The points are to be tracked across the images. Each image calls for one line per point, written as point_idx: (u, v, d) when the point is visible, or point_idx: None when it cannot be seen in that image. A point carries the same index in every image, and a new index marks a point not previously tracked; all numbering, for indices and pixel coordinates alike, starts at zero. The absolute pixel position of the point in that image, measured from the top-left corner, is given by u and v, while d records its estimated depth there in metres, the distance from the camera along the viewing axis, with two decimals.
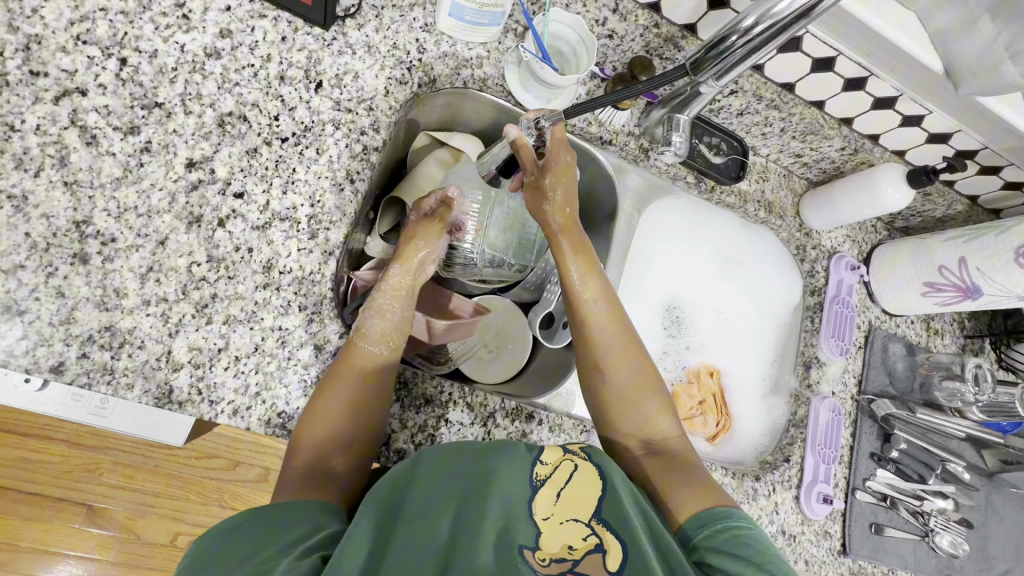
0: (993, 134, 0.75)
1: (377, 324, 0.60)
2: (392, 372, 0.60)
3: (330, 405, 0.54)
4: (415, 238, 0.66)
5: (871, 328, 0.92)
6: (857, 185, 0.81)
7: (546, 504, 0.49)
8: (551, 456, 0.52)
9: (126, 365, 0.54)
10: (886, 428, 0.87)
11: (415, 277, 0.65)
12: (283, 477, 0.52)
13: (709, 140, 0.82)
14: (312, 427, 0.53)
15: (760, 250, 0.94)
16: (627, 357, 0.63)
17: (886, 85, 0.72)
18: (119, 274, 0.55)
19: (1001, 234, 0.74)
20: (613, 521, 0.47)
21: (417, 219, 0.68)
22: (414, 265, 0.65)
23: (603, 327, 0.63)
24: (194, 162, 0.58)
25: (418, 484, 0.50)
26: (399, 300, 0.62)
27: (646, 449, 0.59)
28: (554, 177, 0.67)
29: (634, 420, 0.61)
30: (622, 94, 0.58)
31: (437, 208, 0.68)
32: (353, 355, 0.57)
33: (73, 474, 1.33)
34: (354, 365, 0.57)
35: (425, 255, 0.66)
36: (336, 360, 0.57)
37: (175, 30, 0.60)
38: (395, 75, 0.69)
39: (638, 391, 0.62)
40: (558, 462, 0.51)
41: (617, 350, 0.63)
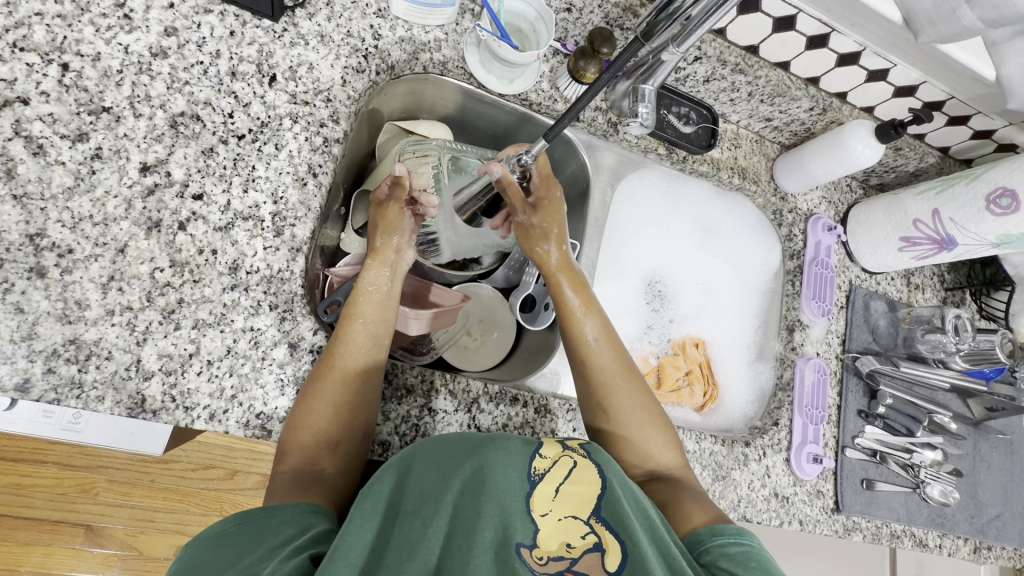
0: (959, 83, 0.75)
1: (359, 326, 0.59)
2: (376, 366, 0.59)
3: (315, 409, 0.54)
4: (382, 226, 0.66)
5: (852, 286, 0.92)
6: (826, 145, 0.81)
7: (546, 498, 0.48)
8: (551, 450, 0.51)
9: (94, 378, 0.53)
10: (872, 385, 0.88)
11: (393, 258, 0.66)
12: (272, 483, 0.52)
13: (678, 110, 0.82)
14: (299, 431, 0.54)
15: (740, 221, 0.93)
16: (627, 391, 0.63)
17: (849, 40, 0.72)
18: (80, 286, 0.53)
19: (972, 182, 0.74)
20: (613, 520, 0.47)
21: (375, 211, 0.68)
22: (388, 249, 0.66)
23: (599, 364, 0.64)
24: (148, 166, 0.57)
25: (413, 481, 0.48)
26: (377, 294, 0.62)
27: (649, 479, 0.60)
28: (546, 216, 0.71)
29: (636, 452, 0.61)
30: (591, 92, 0.57)
31: (392, 193, 0.67)
32: (334, 358, 0.57)
33: (69, 496, 1.32)
34: (339, 366, 0.56)
35: (397, 236, 0.67)
36: (320, 364, 0.57)
37: (117, 31, 0.58)
38: (351, 63, 0.67)
39: (641, 424, 0.62)
40: (558, 456, 0.51)
41: (619, 386, 0.63)
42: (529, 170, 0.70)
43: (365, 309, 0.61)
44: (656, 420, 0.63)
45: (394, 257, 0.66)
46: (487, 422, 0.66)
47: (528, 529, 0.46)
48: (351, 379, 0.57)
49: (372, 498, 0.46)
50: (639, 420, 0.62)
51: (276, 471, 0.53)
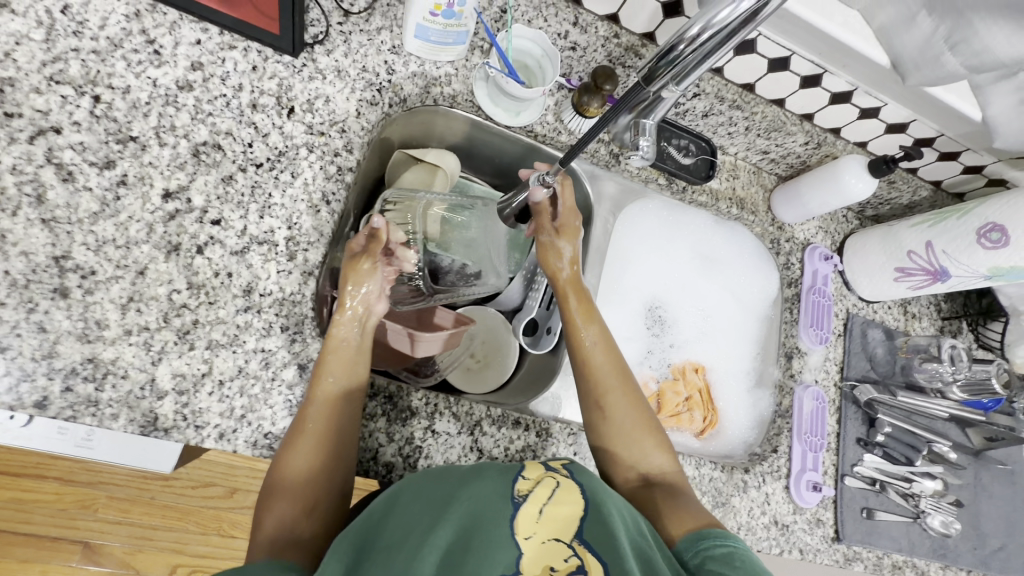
0: (947, 122, 0.78)
1: (331, 359, 0.58)
2: (353, 416, 0.58)
3: (289, 471, 0.54)
4: (351, 279, 0.62)
5: (849, 314, 0.94)
6: (821, 177, 0.84)
7: (529, 520, 0.48)
8: (533, 473, 0.53)
9: (109, 397, 0.54)
10: (870, 413, 0.89)
11: (364, 313, 0.62)
12: (252, 545, 0.51)
13: (678, 142, 0.85)
14: (275, 495, 0.53)
15: (736, 249, 0.95)
16: (622, 392, 0.65)
17: (841, 80, 0.75)
18: (101, 306, 0.55)
19: (964, 217, 0.76)
20: (594, 540, 0.47)
21: (347, 262, 0.63)
22: (359, 303, 0.62)
23: (596, 365, 0.66)
24: (170, 193, 0.60)
25: (396, 513, 0.51)
26: (348, 349, 0.59)
27: (641, 481, 0.61)
28: (567, 240, 0.75)
29: (630, 451, 0.63)
30: (596, 130, 0.59)
31: (367, 245, 0.63)
32: (306, 418, 0.56)
33: (69, 512, 1.32)
34: (311, 427, 0.55)
35: (368, 290, 0.63)
36: (292, 426, 0.56)
37: (147, 66, 0.61)
38: (366, 97, 0.71)
39: (635, 427, 0.64)
40: (540, 479, 0.52)
41: (616, 390, 0.65)
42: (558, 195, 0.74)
43: (333, 367, 0.58)
44: (648, 423, 0.64)
45: (365, 313, 0.62)
46: (489, 445, 0.67)
47: (510, 556, 0.45)
48: (324, 440, 0.55)
49: (347, 539, 0.48)
50: (634, 420, 0.64)
51: (254, 533, 0.52)
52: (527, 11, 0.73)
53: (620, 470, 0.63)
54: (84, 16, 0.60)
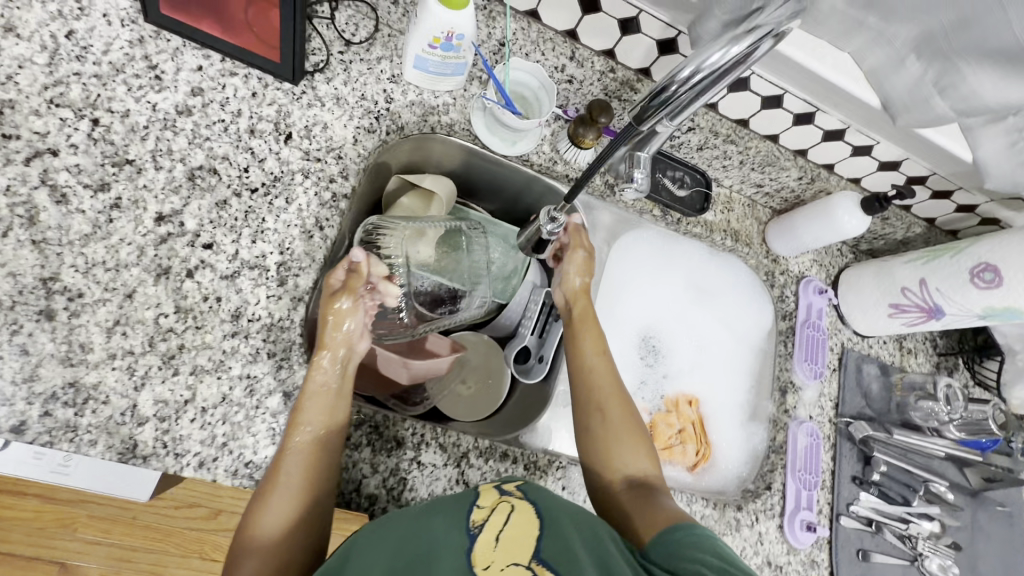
0: (939, 161, 0.79)
1: (307, 405, 0.57)
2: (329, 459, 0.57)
3: (261, 527, 0.51)
4: (331, 320, 0.60)
5: (844, 349, 0.93)
6: (814, 212, 0.84)
7: (486, 547, 0.48)
8: (488, 500, 0.54)
9: (88, 422, 0.53)
10: (866, 451, 0.88)
11: (345, 352, 0.61)
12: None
13: (673, 174, 0.86)
14: (245, 557, 0.50)
15: (731, 280, 0.95)
16: (616, 394, 0.66)
17: (833, 118, 0.76)
18: (86, 329, 0.55)
19: (955, 256, 0.77)
20: (554, 557, 0.48)
21: (325, 299, 0.61)
22: (340, 342, 0.61)
23: (593, 367, 0.68)
24: (163, 217, 0.60)
25: (354, 563, 0.47)
26: (326, 391, 0.58)
27: (625, 483, 0.61)
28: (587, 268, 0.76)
29: (620, 452, 0.63)
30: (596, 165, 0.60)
31: (346, 280, 0.63)
32: (278, 467, 0.54)
33: (47, 531, 1.29)
34: (285, 478, 0.54)
35: (350, 329, 0.62)
36: (264, 476, 0.54)
37: (147, 91, 0.62)
38: (363, 124, 0.71)
39: (625, 431, 0.64)
40: (495, 504, 0.53)
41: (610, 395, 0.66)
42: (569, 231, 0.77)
43: (309, 413, 0.57)
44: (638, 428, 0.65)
45: (347, 353, 0.61)
46: (476, 478, 0.66)
47: None
48: (299, 491, 0.53)
49: None
50: (625, 422, 0.64)
51: None
52: (525, 44, 0.74)
53: (605, 470, 0.63)
54: (87, 41, 0.61)
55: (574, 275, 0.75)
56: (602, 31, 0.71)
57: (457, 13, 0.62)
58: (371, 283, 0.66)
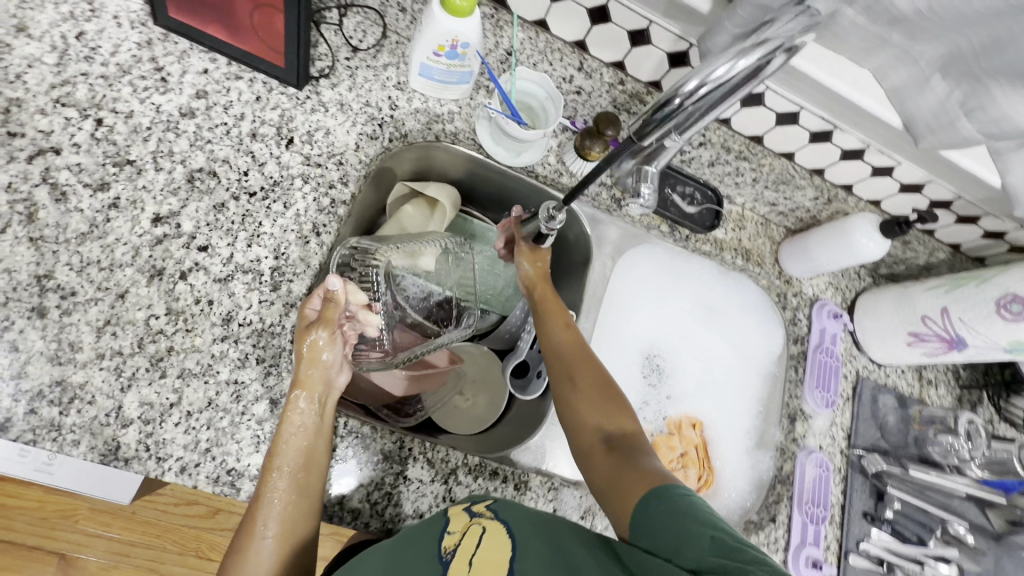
0: (965, 185, 0.75)
1: (283, 449, 0.55)
2: (310, 503, 0.56)
3: None
4: (305, 358, 0.57)
5: (859, 378, 0.89)
6: (830, 234, 0.81)
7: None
8: (458, 524, 0.53)
9: (73, 422, 0.53)
10: (879, 486, 0.83)
11: (323, 390, 0.59)
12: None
13: (683, 190, 0.83)
14: None
15: (740, 301, 0.91)
16: (586, 362, 0.66)
17: (853, 137, 0.73)
18: (76, 328, 0.55)
19: (980, 285, 0.73)
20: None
21: (300, 330, 0.58)
22: (318, 379, 0.58)
23: (557, 338, 0.69)
24: (160, 218, 0.60)
25: None
26: (303, 433, 0.56)
27: (607, 447, 0.59)
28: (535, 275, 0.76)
29: (596, 415, 0.61)
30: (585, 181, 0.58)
31: (322, 311, 0.59)
32: (251, 514, 0.53)
33: (50, 522, 1.30)
34: (262, 527, 0.53)
35: (328, 363, 0.59)
36: (241, 525, 0.53)
37: (152, 92, 0.63)
38: (366, 130, 0.71)
39: (597, 396, 0.63)
40: (467, 527, 0.52)
41: (574, 362, 0.66)
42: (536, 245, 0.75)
43: (283, 457, 0.55)
44: (610, 392, 0.63)
45: (326, 389, 0.59)
46: (463, 495, 0.64)
47: None
48: (276, 539, 0.53)
49: None
50: (596, 387, 0.63)
51: None
52: (532, 54, 0.72)
53: (585, 438, 0.61)
54: (97, 43, 0.62)
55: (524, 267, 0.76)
56: (611, 42, 0.70)
57: (462, 21, 0.61)
58: (349, 310, 0.62)
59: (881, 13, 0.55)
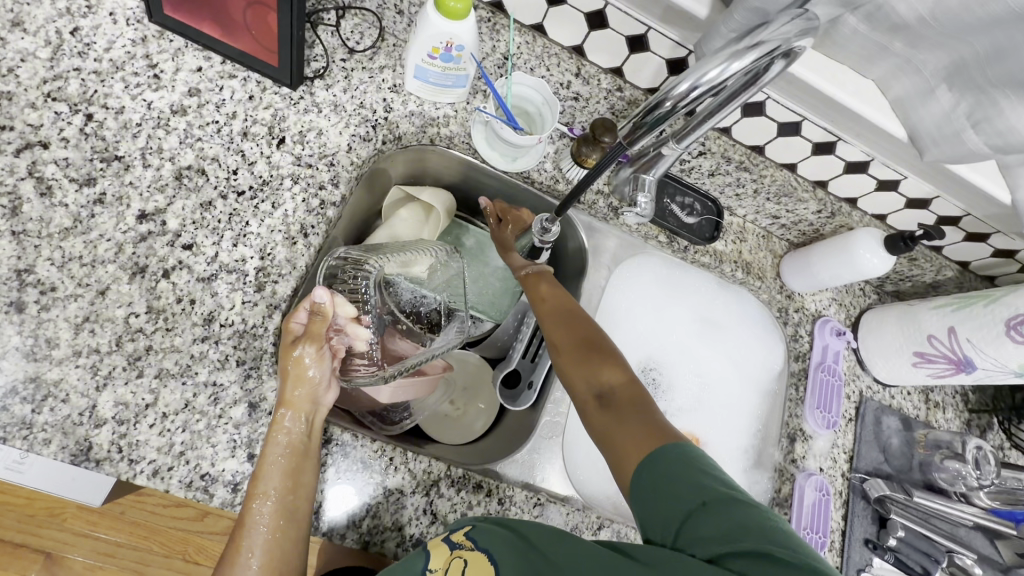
0: (974, 201, 0.72)
1: (268, 469, 0.53)
2: (299, 526, 0.53)
3: None
4: (291, 375, 0.56)
5: (862, 398, 0.86)
6: (832, 249, 0.78)
7: None
8: (439, 560, 0.50)
9: (45, 420, 0.52)
10: (881, 511, 0.80)
11: (310, 408, 0.57)
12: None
13: (682, 200, 0.82)
14: None
15: (740, 314, 0.89)
16: (567, 326, 0.64)
17: (858, 151, 0.71)
18: (54, 324, 0.54)
19: (990, 304, 0.70)
20: None
21: (286, 345, 0.57)
22: (305, 398, 0.56)
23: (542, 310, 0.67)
24: (145, 215, 0.59)
25: None
26: (288, 452, 0.55)
27: (600, 404, 0.57)
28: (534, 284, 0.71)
29: (585, 373, 0.59)
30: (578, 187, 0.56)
31: (308, 325, 0.57)
32: (236, 539, 0.51)
33: (39, 519, 1.29)
34: (245, 554, 0.50)
35: (315, 379, 0.57)
36: (223, 554, 0.51)
37: (144, 89, 0.62)
38: (359, 132, 0.70)
39: (586, 356, 0.61)
40: (448, 563, 0.50)
41: (559, 327, 0.64)
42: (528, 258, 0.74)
43: (270, 475, 0.53)
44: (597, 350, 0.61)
45: (314, 410, 0.57)
46: (445, 509, 0.62)
47: None
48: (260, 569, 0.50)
49: None
50: (583, 348, 0.61)
51: None
52: (529, 59, 0.71)
53: (581, 399, 0.59)
54: (91, 39, 0.62)
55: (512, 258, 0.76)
56: (610, 49, 0.68)
57: (456, 23, 0.60)
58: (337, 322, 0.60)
59: (882, 21, 0.53)
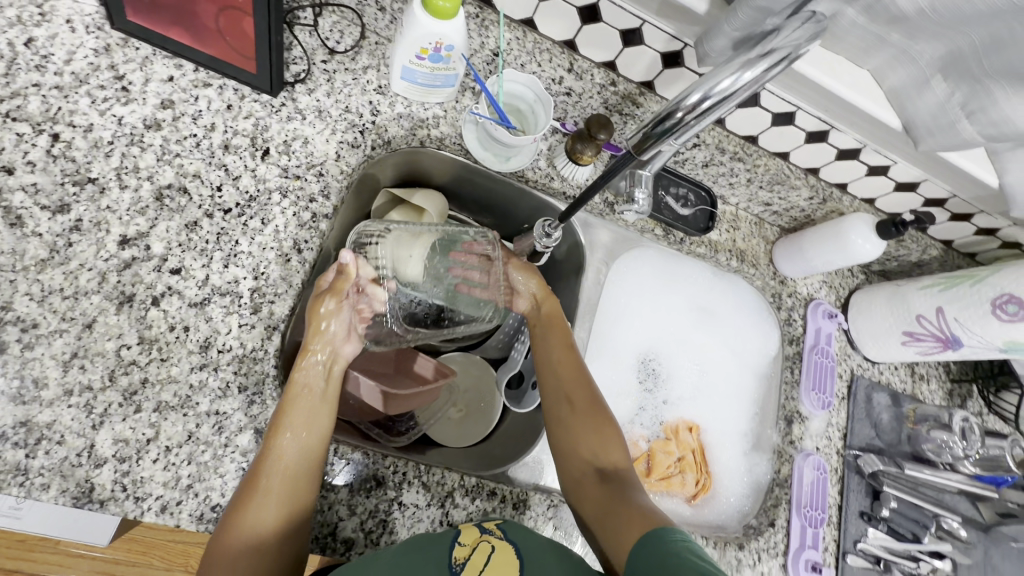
0: (960, 184, 0.74)
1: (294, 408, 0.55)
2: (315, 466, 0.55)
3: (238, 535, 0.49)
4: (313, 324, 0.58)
5: (853, 376, 0.89)
6: (825, 235, 0.80)
7: None
8: (468, 538, 0.53)
9: (41, 465, 0.50)
10: (875, 485, 0.83)
11: (330, 355, 0.60)
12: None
13: (676, 191, 0.81)
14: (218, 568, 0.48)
15: (736, 301, 0.90)
16: (582, 384, 0.67)
17: (849, 138, 0.71)
18: (40, 363, 0.51)
19: (975, 284, 0.72)
20: None
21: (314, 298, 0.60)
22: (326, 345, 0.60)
23: (555, 367, 0.69)
24: (127, 239, 0.56)
25: None
26: (310, 396, 0.57)
27: (599, 478, 0.61)
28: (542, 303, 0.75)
29: (588, 447, 0.63)
30: (583, 196, 0.57)
31: (334, 282, 0.61)
32: (260, 474, 0.52)
33: (28, 543, 1.26)
34: (264, 483, 0.51)
35: (333, 332, 0.60)
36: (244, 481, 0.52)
37: (113, 103, 0.58)
38: (347, 139, 0.67)
39: (591, 424, 0.65)
40: (476, 542, 0.52)
41: (566, 390, 0.67)
42: (520, 279, 0.75)
43: (296, 418, 0.55)
44: (606, 419, 0.65)
45: (332, 358, 0.60)
46: (461, 518, 0.62)
47: None
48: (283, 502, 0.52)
49: None
50: (589, 414, 0.65)
51: None
52: (520, 55, 0.69)
53: (578, 468, 0.63)
54: (48, 50, 0.57)
55: (523, 282, 0.75)
56: (602, 43, 0.67)
57: (445, 23, 0.57)
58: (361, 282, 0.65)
59: (881, 13, 0.53)
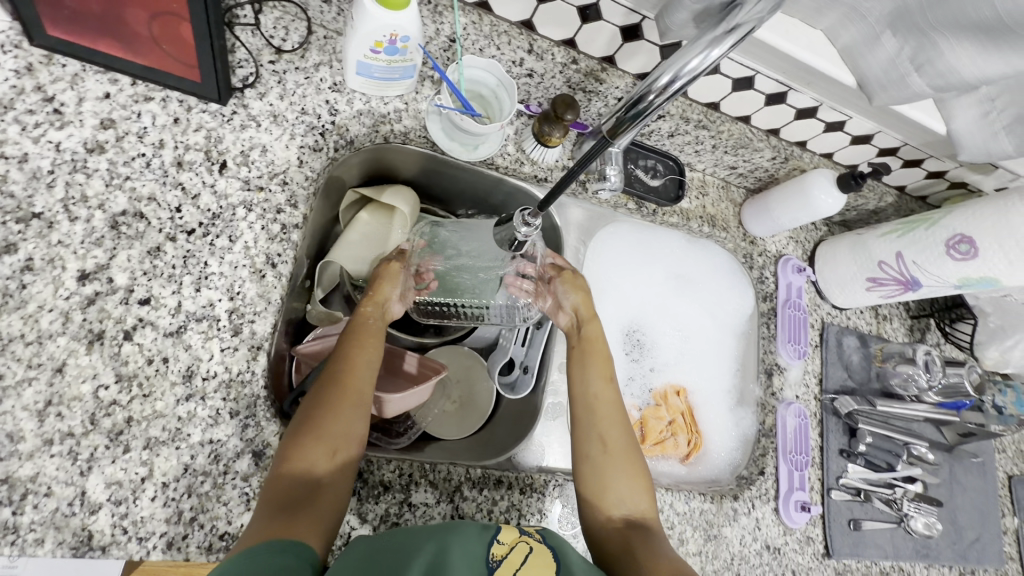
0: (911, 132, 0.77)
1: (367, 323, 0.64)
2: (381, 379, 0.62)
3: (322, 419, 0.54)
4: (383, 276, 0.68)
5: (824, 325, 0.93)
6: (790, 193, 0.82)
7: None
8: (507, 536, 0.53)
9: (30, 520, 0.48)
10: (851, 423, 0.89)
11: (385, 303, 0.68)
12: (270, 479, 0.51)
13: (645, 163, 0.82)
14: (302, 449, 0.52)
15: (710, 264, 0.93)
16: (615, 423, 0.66)
17: (806, 97, 0.73)
18: (12, 416, 0.49)
19: (931, 227, 0.76)
20: None
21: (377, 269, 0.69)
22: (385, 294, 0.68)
23: (591, 396, 0.67)
24: (87, 274, 0.53)
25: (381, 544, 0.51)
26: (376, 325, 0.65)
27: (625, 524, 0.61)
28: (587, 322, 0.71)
29: (617, 490, 0.63)
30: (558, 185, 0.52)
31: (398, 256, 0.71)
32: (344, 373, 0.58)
33: None
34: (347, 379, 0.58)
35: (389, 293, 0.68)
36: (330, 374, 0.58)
37: (46, 128, 0.54)
38: (307, 142, 0.64)
39: (625, 464, 0.64)
40: (514, 542, 0.52)
41: (598, 428, 0.65)
42: (565, 297, 0.71)
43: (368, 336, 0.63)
44: (636, 459, 0.64)
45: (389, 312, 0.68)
46: (471, 511, 0.63)
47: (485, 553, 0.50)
48: (365, 401, 0.58)
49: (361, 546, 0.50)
50: (621, 453, 0.64)
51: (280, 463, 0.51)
52: (478, 39, 0.67)
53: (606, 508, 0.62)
54: None
55: (567, 297, 0.71)
56: (560, 20, 0.65)
57: (399, 14, 0.55)
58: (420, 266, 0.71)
59: None
